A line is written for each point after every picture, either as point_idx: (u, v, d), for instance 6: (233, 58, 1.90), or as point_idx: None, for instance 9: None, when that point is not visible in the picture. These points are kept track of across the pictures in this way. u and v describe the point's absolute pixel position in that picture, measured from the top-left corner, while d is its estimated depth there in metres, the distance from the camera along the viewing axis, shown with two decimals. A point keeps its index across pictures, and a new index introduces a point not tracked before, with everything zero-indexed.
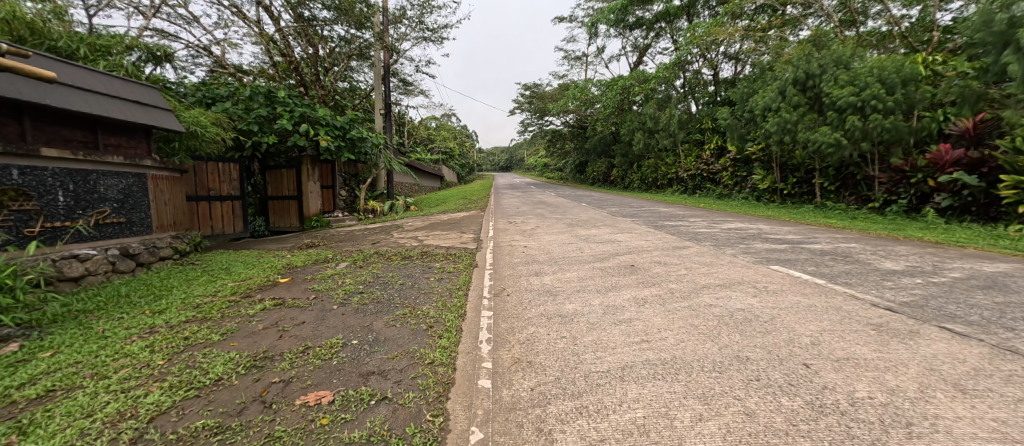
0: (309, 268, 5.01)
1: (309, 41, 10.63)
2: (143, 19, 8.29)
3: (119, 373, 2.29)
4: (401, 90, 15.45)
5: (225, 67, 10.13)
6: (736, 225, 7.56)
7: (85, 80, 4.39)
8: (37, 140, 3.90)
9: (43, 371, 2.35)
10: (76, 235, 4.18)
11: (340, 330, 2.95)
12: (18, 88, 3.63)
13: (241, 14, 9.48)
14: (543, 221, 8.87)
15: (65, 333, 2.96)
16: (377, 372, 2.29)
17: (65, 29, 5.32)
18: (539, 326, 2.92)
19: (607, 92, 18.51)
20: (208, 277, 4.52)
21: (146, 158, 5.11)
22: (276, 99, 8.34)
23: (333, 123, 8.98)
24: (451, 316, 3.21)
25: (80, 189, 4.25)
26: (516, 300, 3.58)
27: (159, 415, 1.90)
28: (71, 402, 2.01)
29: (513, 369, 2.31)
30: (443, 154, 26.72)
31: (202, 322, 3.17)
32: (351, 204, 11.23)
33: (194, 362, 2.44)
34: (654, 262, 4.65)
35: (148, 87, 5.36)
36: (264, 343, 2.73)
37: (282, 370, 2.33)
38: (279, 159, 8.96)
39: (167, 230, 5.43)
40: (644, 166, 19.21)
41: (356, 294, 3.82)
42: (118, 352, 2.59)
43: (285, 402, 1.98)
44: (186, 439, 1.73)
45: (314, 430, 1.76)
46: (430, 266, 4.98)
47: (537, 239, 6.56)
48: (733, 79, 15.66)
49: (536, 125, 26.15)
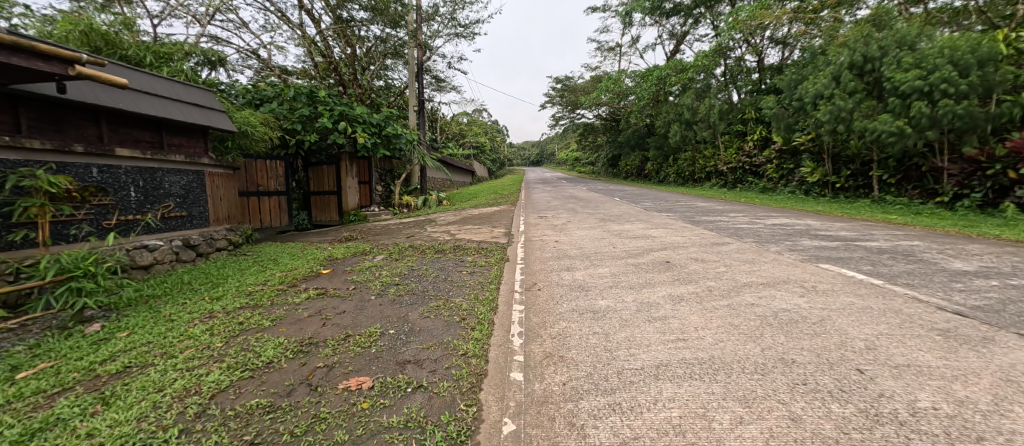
0: (348, 260, 5.25)
1: (347, 42, 11.02)
2: (199, 27, 8.96)
3: (184, 354, 2.51)
4: (433, 87, 15.79)
5: (271, 69, 10.74)
6: (782, 221, 7.11)
7: (151, 85, 4.79)
8: (112, 141, 4.33)
9: (120, 350, 2.60)
10: (146, 228, 4.59)
11: (377, 320, 3.07)
12: (96, 94, 4.04)
13: (284, 18, 10.01)
14: (573, 216, 8.75)
15: (137, 316, 3.27)
16: (413, 362, 2.37)
17: (134, 38, 5.83)
18: (571, 321, 2.92)
19: (643, 83, 17.89)
20: (258, 268, 4.83)
21: (203, 157, 5.51)
22: (317, 100, 8.74)
23: (370, 120, 9.28)
24: (484, 309, 3.25)
25: (146, 185, 4.63)
26: (548, 294, 3.58)
27: (219, 393, 2.06)
28: (144, 378, 2.22)
29: (546, 363, 2.32)
30: (474, 149, 26.90)
31: (254, 308, 3.40)
32: (387, 199, 11.60)
33: (248, 346, 2.62)
34: (691, 259, 4.48)
35: (205, 89, 5.75)
36: (309, 330, 2.90)
37: (326, 355, 2.47)
38: (321, 156, 9.38)
39: (222, 224, 5.84)
40: (680, 159, 18.46)
41: (392, 286, 3.96)
42: (182, 334, 2.83)
43: (329, 386, 2.10)
44: (243, 416, 1.86)
45: (356, 414, 1.86)
46: (462, 259, 5.07)
47: (568, 235, 6.50)
48: (779, 66, 14.66)
49: (568, 118, 25.85)
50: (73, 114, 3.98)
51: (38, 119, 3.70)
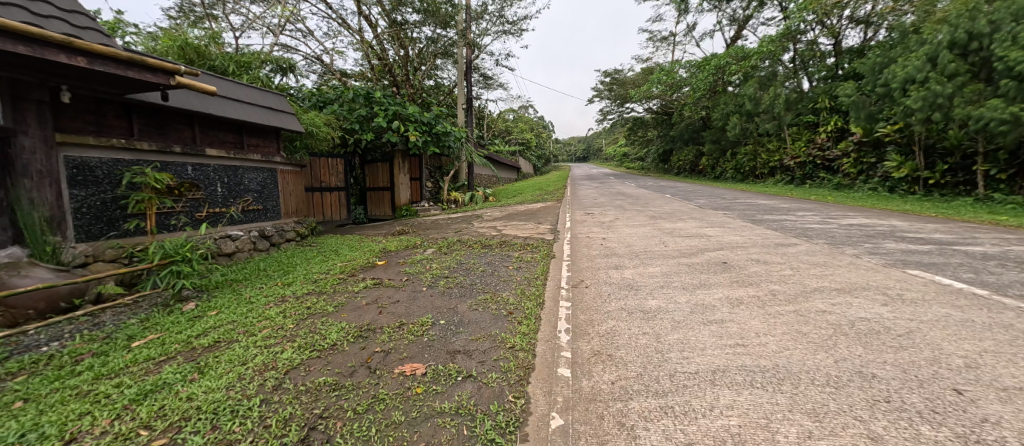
0: (401, 253, 5.52)
1: (401, 44, 11.52)
2: (273, 36, 9.80)
3: (262, 332, 2.79)
4: (481, 85, 16.03)
5: (333, 73, 11.49)
6: (861, 221, 6.40)
7: (233, 91, 5.33)
8: (203, 142, 4.88)
9: (211, 326, 2.95)
10: (230, 219, 5.15)
11: (428, 310, 3.22)
12: (190, 100, 4.57)
13: (345, 24, 10.66)
14: (622, 213, 8.50)
15: (223, 297, 3.69)
16: (462, 352, 2.45)
17: (220, 50, 6.51)
18: (620, 320, 2.85)
19: (699, 73, 16.89)
20: (322, 258, 5.24)
21: (276, 156, 6.04)
22: (374, 101, 9.23)
23: (421, 119, 9.64)
24: (530, 304, 3.27)
25: (229, 182, 5.16)
26: (595, 292, 3.52)
27: (292, 369, 2.27)
28: (231, 351, 2.50)
29: (594, 361, 2.29)
30: (519, 145, 26.97)
31: (320, 294, 3.71)
32: (436, 195, 11.99)
33: (315, 328, 2.86)
34: (752, 260, 4.18)
35: (277, 94, 6.29)
36: (367, 317, 3.10)
37: (383, 341, 2.63)
38: (376, 154, 9.90)
39: (291, 217, 6.39)
40: (739, 154, 17.22)
41: (442, 278, 4.11)
42: (261, 315, 3.15)
43: (386, 370, 2.24)
44: (313, 391, 2.03)
45: (411, 397, 1.97)
46: (509, 255, 5.14)
47: (616, 232, 6.33)
48: (860, 49, 13.17)
49: (616, 113, 25.09)
50: (173, 119, 4.54)
51: (146, 124, 4.27)
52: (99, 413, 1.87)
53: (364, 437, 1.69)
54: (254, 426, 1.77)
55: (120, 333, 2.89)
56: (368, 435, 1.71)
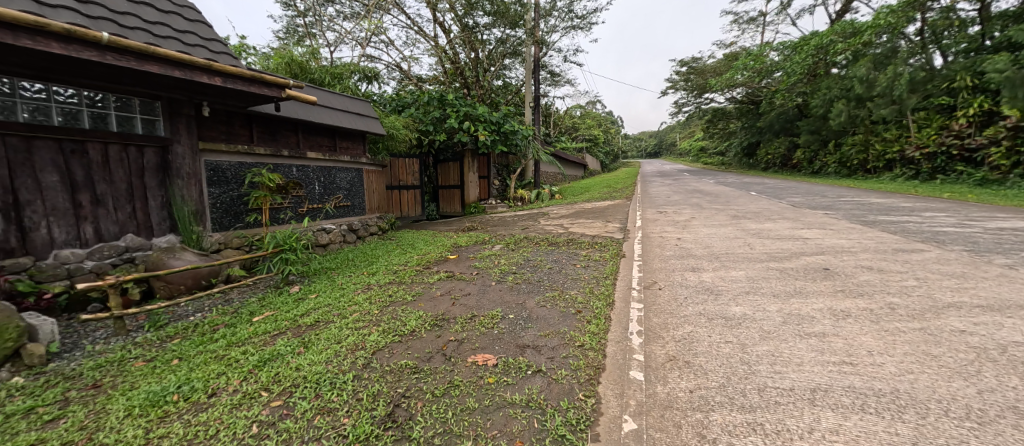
0: (471, 248, 5.74)
1: (472, 47, 11.93)
2: (360, 48, 10.77)
3: (352, 316, 3.11)
4: (549, 82, 15.96)
5: (410, 79, 12.27)
6: (1017, 225, 5.18)
7: (329, 100, 5.97)
8: (305, 146, 5.55)
9: (311, 308, 3.36)
10: (325, 214, 5.78)
11: (498, 304, 3.31)
12: (295, 110, 5.22)
13: (422, 32, 11.32)
14: (699, 212, 7.90)
15: (321, 283, 4.18)
16: (532, 347, 2.48)
17: (318, 64, 7.32)
18: (698, 326, 2.67)
19: (795, 55, 15.09)
20: (401, 251, 5.64)
21: (362, 157, 6.63)
22: (446, 103, 9.67)
23: (490, 119, 9.88)
24: (600, 303, 3.19)
25: (324, 181, 5.80)
26: (669, 295, 3.33)
27: (378, 350, 2.49)
28: (328, 331, 2.82)
29: (669, 366, 2.18)
30: (586, 141, 26.36)
31: (399, 284, 4.02)
32: (503, 192, 12.23)
33: (397, 315, 3.10)
34: (862, 267, 3.62)
35: (363, 100, 6.90)
36: (442, 307, 3.28)
37: (456, 331, 2.77)
38: (448, 154, 10.38)
39: (374, 213, 6.97)
40: (845, 145, 14.93)
41: (510, 274, 4.20)
42: (351, 300, 3.51)
43: (460, 358, 2.36)
44: (396, 372, 2.21)
45: (484, 386, 2.05)
46: (576, 253, 5.07)
47: (692, 232, 5.91)
48: (1019, 12, 10.65)
49: (694, 104, 23.35)
50: (282, 127, 5.22)
51: (262, 131, 4.96)
52: (231, 374, 2.23)
53: (441, 419, 1.80)
54: (349, 397, 1.97)
55: (244, 309, 3.42)
56: (445, 418, 1.81)
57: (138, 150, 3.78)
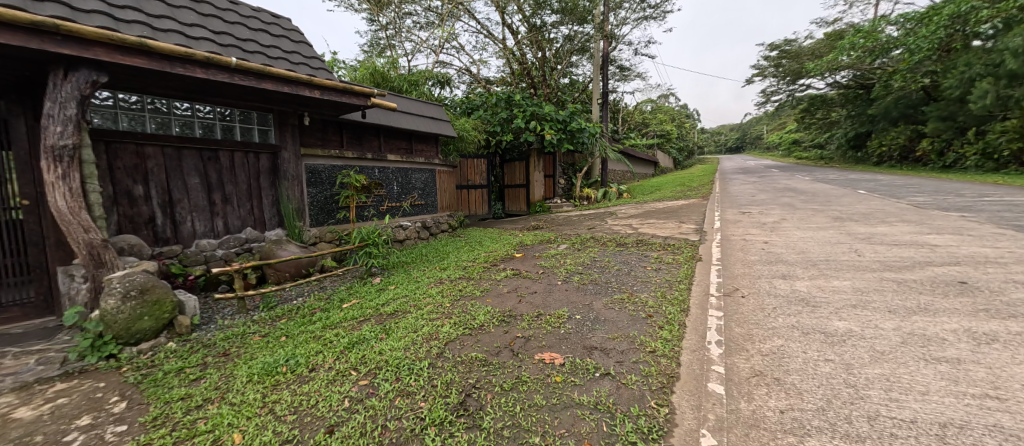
0: (536, 247, 5.78)
1: (539, 46, 11.99)
2: (434, 55, 11.38)
3: (426, 307, 3.31)
4: (618, 77, 15.42)
5: (479, 82, 12.67)
6: None
7: (407, 106, 6.40)
8: (386, 149, 6.01)
9: (391, 298, 3.66)
10: (403, 212, 6.24)
11: (564, 303, 3.29)
12: (378, 116, 5.67)
13: (491, 36, 11.64)
14: (791, 213, 7.07)
15: (400, 275, 4.52)
16: (599, 349, 2.43)
17: (397, 72, 7.89)
18: (790, 340, 2.39)
19: (921, 29, 12.81)
20: (469, 248, 5.88)
21: (435, 158, 7.01)
22: (514, 103, 9.83)
23: (557, 117, 9.84)
24: (673, 308, 3.02)
25: (401, 181, 6.24)
26: (755, 303, 3.04)
27: (450, 341, 2.63)
28: (406, 320, 3.05)
29: (754, 382, 1.99)
30: (658, 137, 24.97)
31: (469, 279, 4.19)
32: (568, 191, 12.11)
33: (467, 309, 3.24)
34: (1013, 282, 2.97)
35: (437, 105, 7.28)
36: (509, 304, 3.36)
37: (523, 328, 2.81)
38: (514, 153, 10.56)
39: (445, 211, 7.35)
40: (988, 133, 12.30)
41: (576, 274, 4.15)
42: (425, 292, 3.74)
43: (527, 355, 2.39)
44: (467, 363, 2.31)
45: (551, 384, 2.06)
46: (646, 255, 4.84)
47: (782, 235, 5.31)
48: None
49: (786, 92, 20.94)
50: (367, 132, 5.71)
51: (351, 137, 5.48)
52: (327, 352, 2.52)
53: (510, 412, 1.85)
54: (425, 383, 2.11)
55: (335, 296, 3.82)
56: (514, 412, 1.86)
57: (255, 156, 4.42)
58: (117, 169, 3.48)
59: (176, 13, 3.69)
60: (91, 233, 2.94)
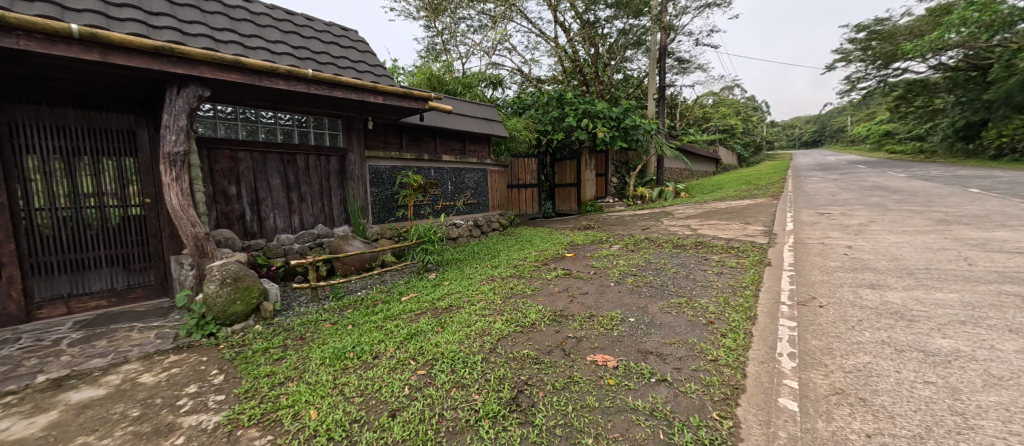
0: (588, 247, 5.68)
1: (592, 42, 11.74)
2: (486, 57, 11.59)
3: (478, 304, 3.39)
4: (676, 70, 14.65)
5: (530, 81, 12.70)
6: None
7: (461, 108, 6.59)
8: (441, 150, 6.24)
9: (446, 293, 3.81)
10: (456, 210, 6.45)
11: (618, 305, 3.21)
12: (434, 118, 5.91)
13: (543, 35, 11.61)
14: (880, 214, 6.27)
15: (454, 271, 4.69)
16: (655, 354, 2.34)
17: (452, 76, 8.14)
18: (880, 357, 2.14)
19: None
20: (520, 246, 5.93)
21: (487, 158, 7.15)
22: (565, 101, 9.72)
23: (610, 114, 9.58)
24: (737, 315, 2.82)
25: (455, 181, 6.46)
26: (835, 314, 2.75)
27: (502, 338, 2.68)
28: (460, 315, 3.15)
29: (835, 401, 1.80)
30: (720, 132, 23.36)
31: (520, 278, 4.23)
32: (621, 190, 11.74)
33: (519, 307, 3.28)
34: None
35: (489, 106, 7.41)
36: (560, 303, 3.34)
37: (575, 328, 2.78)
38: (565, 152, 10.48)
39: (496, 210, 7.48)
40: None
41: (630, 276, 4.02)
42: (478, 289, 3.84)
43: (579, 355, 2.37)
44: (519, 360, 2.34)
45: (604, 386, 2.02)
46: (707, 257, 4.56)
47: (869, 239, 4.73)
48: None
49: (876, 78, 18.56)
50: (424, 134, 5.97)
51: (409, 139, 5.76)
52: (388, 342, 2.68)
53: (561, 411, 1.85)
54: (479, 377, 2.17)
55: (395, 290, 4.06)
56: (566, 411, 1.85)
57: (326, 159, 4.81)
58: (216, 171, 3.98)
59: (261, 31, 4.12)
60: (196, 227, 3.38)
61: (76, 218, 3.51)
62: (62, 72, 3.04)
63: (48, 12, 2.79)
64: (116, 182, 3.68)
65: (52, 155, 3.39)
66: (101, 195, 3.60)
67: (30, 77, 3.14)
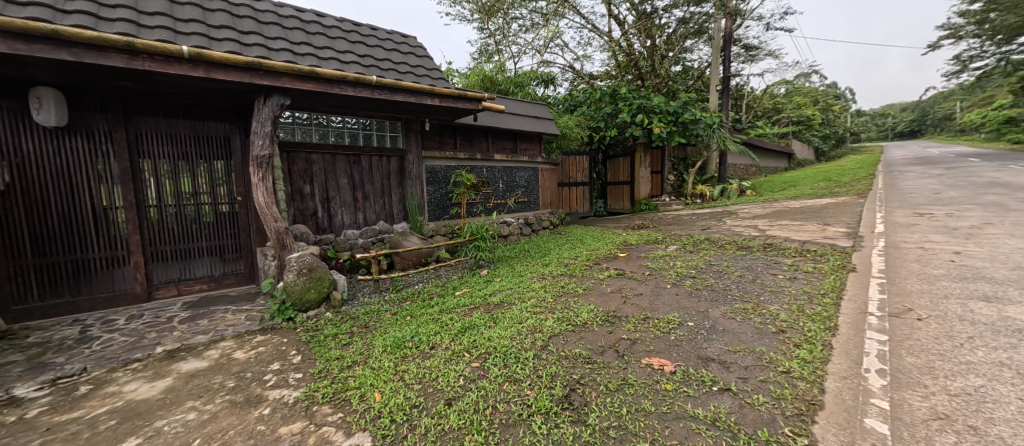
0: (642, 247, 5.46)
1: (648, 34, 11.25)
2: (538, 55, 11.55)
3: (530, 301, 3.41)
4: (742, 58, 13.57)
5: (582, 78, 12.46)
6: None
7: (512, 107, 6.66)
8: (493, 149, 6.35)
9: (497, 289, 3.88)
10: (507, 208, 6.55)
11: (675, 308, 3.07)
12: (486, 118, 6.03)
13: (596, 29, 11.33)
14: (998, 215, 5.35)
15: (505, 268, 4.76)
16: (718, 361, 2.21)
17: (504, 76, 8.22)
18: (997, 381, 1.83)
19: None
20: (570, 245, 5.87)
21: (539, 156, 7.14)
22: (619, 97, 9.40)
23: (667, 109, 9.12)
24: (814, 325, 2.57)
25: (506, 179, 6.54)
26: (937, 329, 2.40)
27: (554, 336, 2.67)
28: (511, 311, 3.19)
29: (937, 427, 1.58)
30: (793, 124, 21.28)
31: (571, 277, 4.18)
32: (679, 188, 11.11)
33: (570, 306, 3.25)
34: None
35: (540, 104, 7.40)
36: (613, 304, 3.26)
37: (629, 330, 2.70)
38: (617, 149, 10.27)
39: (547, 208, 7.46)
40: None
41: (688, 278, 3.81)
42: (529, 286, 3.86)
43: (634, 358, 2.30)
44: (571, 359, 2.33)
45: (660, 391, 1.95)
46: (777, 261, 4.20)
47: (983, 244, 4.07)
48: None
49: (995, 55, 15.80)
50: (477, 134, 6.11)
51: (463, 139, 5.93)
52: (444, 334, 2.79)
53: (615, 413, 1.81)
54: (531, 373, 2.19)
55: (449, 284, 4.21)
56: (620, 413, 1.81)
57: (387, 159, 5.10)
58: (293, 172, 4.39)
59: (332, 42, 4.45)
60: (278, 222, 3.76)
61: (184, 214, 4.05)
62: (175, 87, 3.52)
63: (165, 36, 3.19)
64: (214, 182, 4.20)
65: (167, 160, 3.95)
66: (203, 194, 4.13)
67: (151, 93, 3.67)
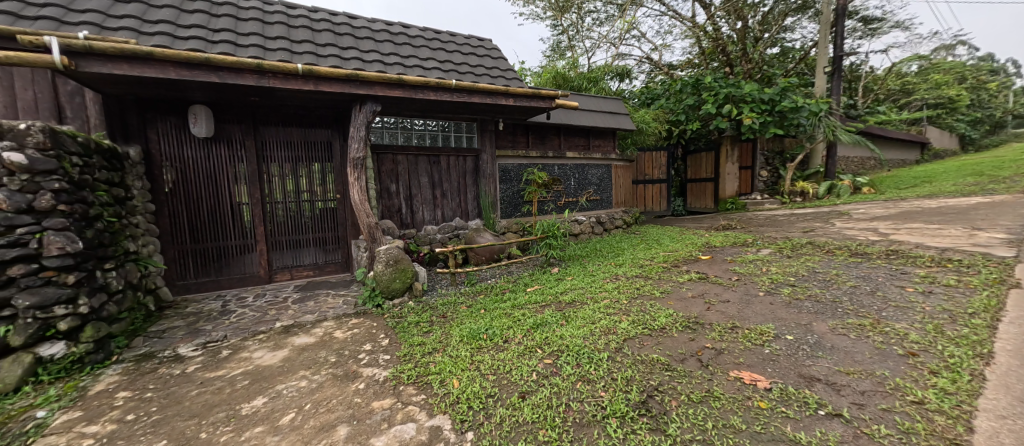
0: (728, 249, 5.00)
1: (739, 15, 10.19)
2: (613, 48, 11.14)
3: (602, 301, 3.32)
4: (859, 34, 11.63)
5: (661, 68, 11.72)
6: None
7: (585, 103, 6.53)
8: (564, 147, 6.29)
9: (568, 287, 3.85)
10: (579, 206, 6.46)
11: (769, 318, 2.76)
12: (558, 116, 6.00)
13: (677, 15, 10.57)
14: None
15: (576, 267, 4.70)
16: (825, 382, 1.94)
17: (578, 72, 8.08)
18: None
19: None
20: (646, 245, 5.59)
21: (613, 153, 6.91)
22: (703, 87, 8.67)
23: (761, 97, 8.19)
24: (956, 349, 2.13)
25: (578, 177, 6.43)
26: None
27: (629, 339, 2.57)
28: (583, 311, 3.14)
29: None
30: (929, 107, 17.70)
31: (647, 278, 3.98)
32: (772, 185, 9.80)
33: (646, 308, 3.10)
34: None
35: (615, 99, 7.15)
36: (695, 310, 3.03)
37: (714, 338, 2.49)
38: (700, 143, 9.54)
39: (620, 207, 7.19)
40: None
41: (785, 286, 3.40)
42: (601, 286, 3.76)
43: (720, 369, 2.12)
44: (648, 364, 2.22)
45: (753, 408, 1.77)
46: (902, 270, 3.55)
47: None
48: None
49: None
50: (549, 131, 6.11)
51: (536, 137, 5.97)
52: (517, 329, 2.85)
53: (700, 426, 1.70)
54: (605, 374, 2.14)
55: (521, 281, 4.28)
56: (704, 427, 1.70)
57: (464, 158, 5.34)
58: (383, 172, 4.81)
59: (416, 51, 4.78)
60: (370, 217, 4.15)
61: (296, 209, 4.67)
62: (291, 100, 4.07)
63: (285, 56, 3.70)
64: (319, 182, 4.77)
65: (284, 162, 4.59)
66: (311, 192, 4.72)
67: (273, 105, 4.29)
